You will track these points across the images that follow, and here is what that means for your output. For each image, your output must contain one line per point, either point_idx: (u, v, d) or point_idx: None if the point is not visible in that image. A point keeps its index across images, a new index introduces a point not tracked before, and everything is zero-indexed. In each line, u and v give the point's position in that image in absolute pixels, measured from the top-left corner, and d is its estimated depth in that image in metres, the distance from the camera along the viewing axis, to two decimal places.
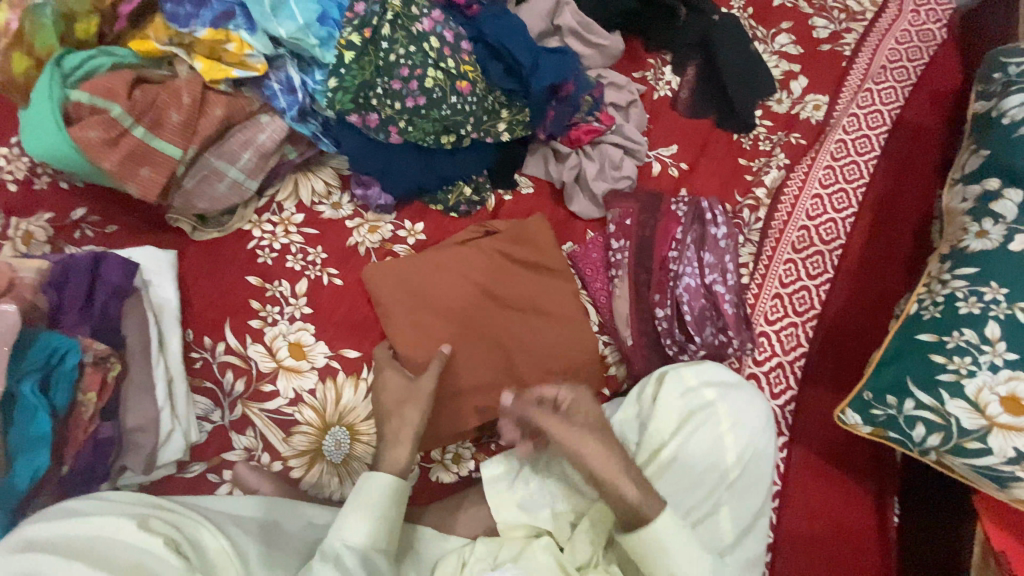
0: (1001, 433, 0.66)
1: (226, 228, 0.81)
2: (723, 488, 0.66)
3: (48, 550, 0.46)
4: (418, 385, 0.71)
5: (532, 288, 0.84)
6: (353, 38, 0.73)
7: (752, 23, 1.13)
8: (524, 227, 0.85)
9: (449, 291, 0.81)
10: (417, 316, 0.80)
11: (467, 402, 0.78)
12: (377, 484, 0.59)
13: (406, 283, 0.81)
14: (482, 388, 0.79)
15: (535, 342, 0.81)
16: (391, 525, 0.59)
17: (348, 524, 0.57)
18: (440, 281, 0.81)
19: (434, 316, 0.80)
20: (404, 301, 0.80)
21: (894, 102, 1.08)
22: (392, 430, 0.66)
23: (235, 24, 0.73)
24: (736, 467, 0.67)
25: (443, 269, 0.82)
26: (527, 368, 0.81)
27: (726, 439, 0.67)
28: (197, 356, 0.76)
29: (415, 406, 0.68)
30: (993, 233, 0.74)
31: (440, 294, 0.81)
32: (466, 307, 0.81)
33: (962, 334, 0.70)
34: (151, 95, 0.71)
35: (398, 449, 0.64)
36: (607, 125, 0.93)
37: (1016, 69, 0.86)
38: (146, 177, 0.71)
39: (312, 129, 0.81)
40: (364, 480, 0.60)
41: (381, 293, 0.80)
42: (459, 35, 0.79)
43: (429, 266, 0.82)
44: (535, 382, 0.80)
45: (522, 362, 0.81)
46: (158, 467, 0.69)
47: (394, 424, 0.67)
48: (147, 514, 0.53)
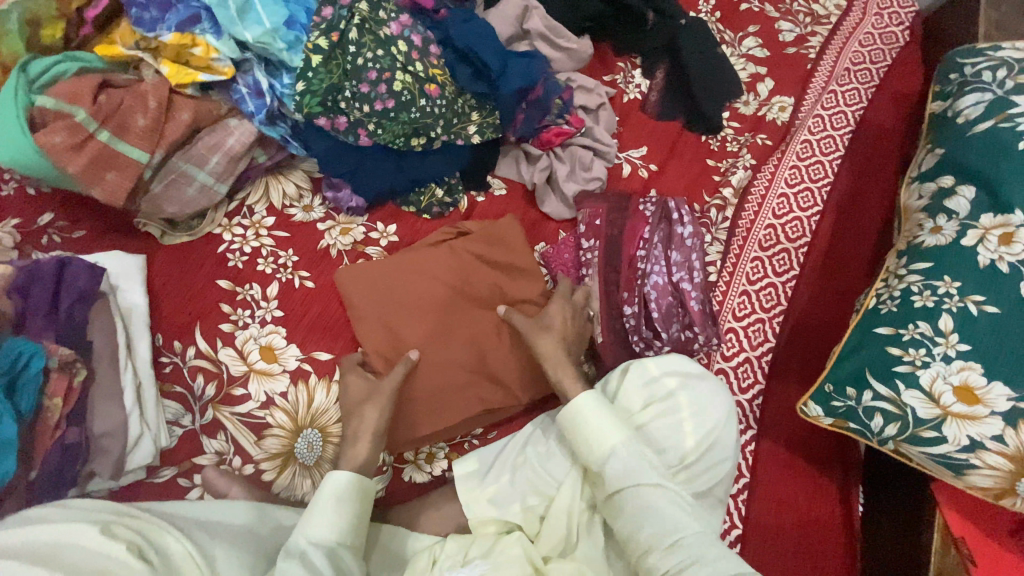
0: (955, 422, 0.68)
1: (196, 233, 0.81)
2: (681, 467, 0.69)
3: (11, 554, 0.45)
4: (380, 385, 0.73)
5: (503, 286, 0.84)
6: (321, 42, 0.74)
7: (720, 27, 1.15)
8: (496, 227, 0.86)
9: (420, 291, 0.82)
10: (388, 315, 0.80)
11: (437, 403, 0.78)
12: (338, 485, 0.62)
13: (376, 284, 0.81)
14: (451, 388, 0.79)
15: (504, 341, 0.82)
16: (355, 522, 0.61)
17: (316, 520, 0.59)
18: (411, 282, 0.82)
19: (406, 316, 0.81)
20: (375, 302, 0.80)
21: (858, 103, 1.11)
22: (354, 427, 0.70)
23: (200, 28, 0.74)
24: (696, 449, 0.70)
25: (417, 270, 0.83)
26: (497, 366, 0.81)
27: (686, 427, 0.70)
28: (167, 360, 0.76)
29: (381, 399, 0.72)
30: (947, 229, 0.77)
31: (410, 295, 0.81)
32: (437, 308, 0.82)
33: (917, 327, 0.72)
34: (118, 99, 0.71)
35: (358, 445, 0.68)
36: (577, 127, 0.94)
37: (971, 69, 0.89)
38: (112, 181, 0.71)
39: (281, 132, 0.80)
40: (325, 482, 0.62)
41: (352, 294, 0.80)
42: (427, 39, 0.80)
43: (402, 267, 0.82)
44: (505, 379, 0.81)
45: (491, 360, 0.81)
46: (126, 472, 0.68)
47: (356, 421, 0.70)
48: (111, 520, 0.53)
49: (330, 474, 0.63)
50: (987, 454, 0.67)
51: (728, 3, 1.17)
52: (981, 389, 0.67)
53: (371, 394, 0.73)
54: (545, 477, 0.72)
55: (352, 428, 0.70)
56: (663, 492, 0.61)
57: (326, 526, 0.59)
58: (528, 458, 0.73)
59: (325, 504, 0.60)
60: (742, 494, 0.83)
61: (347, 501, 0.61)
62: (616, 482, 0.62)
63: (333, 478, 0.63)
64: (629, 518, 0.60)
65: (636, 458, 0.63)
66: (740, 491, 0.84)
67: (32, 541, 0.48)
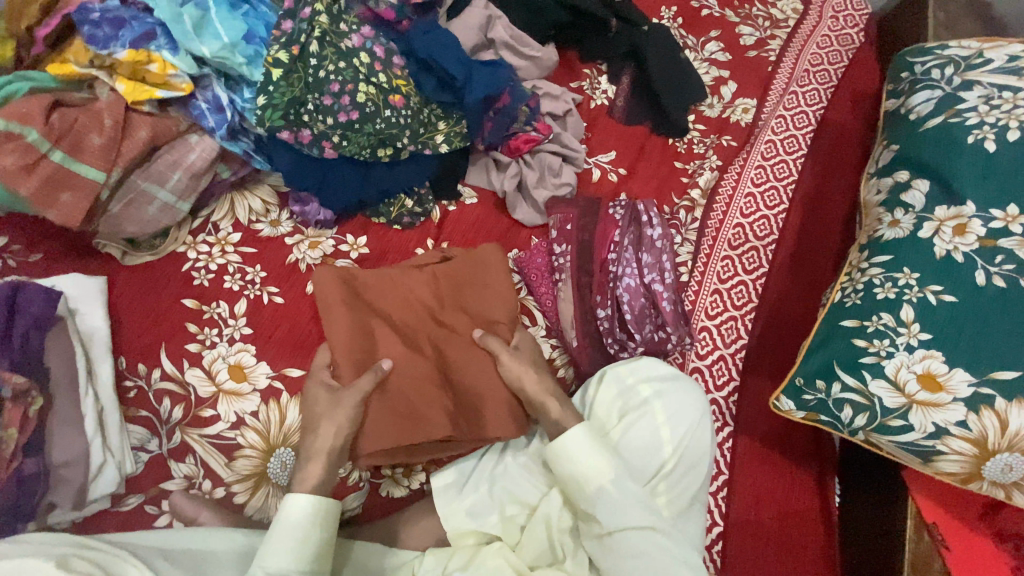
0: (920, 410, 0.70)
1: (160, 252, 0.79)
2: (661, 480, 0.70)
3: None
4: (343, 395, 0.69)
5: (482, 301, 0.80)
6: (281, 56, 0.73)
7: (683, 32, 1.18)
8: (483, 249, 0.82)
9: (398, 296, 0.78)
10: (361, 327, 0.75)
11: (405, 422, 0.71)
12: (296, 507, 0.62)
13: (355, 282, 0.77)
14: (422, 405, 0.73)
15: (479, 359, 0.76)
16: (315, 549, 0.61)
17: (273, 547, 0.58)
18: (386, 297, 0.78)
19: (379, 319, 0.76)
20: (351, 300, 0.75)
21: (818, 103, 1.14)
22: (309, 445, 0.67)
23: (156, 44, 0.72)
24: (672, 459, 0.71)
25: (396, 285, 0.78)
26: (470, 381, 0.76)
27: (662, 432, 0.72)
28: (131, 384, 0.74)
29: (340, 415, 0.68)
30: (904, 222, 0.79)
31: (383, 309, 0.77)
32: (414, 319, 0.77)
33: (881, 318, 0.74)
34: (71, 119, 0.69)
35: (312, 464, 0.66)
36: (545, 134, 0.94)
37: (921, 67, 0.92)
38: (67, 203, 0.69)
39: (244, 148, 0.80)
40: (283, 504, 0.62)
41: (325, 301, 0.74)
42: (390, 50, 0.80)
43: (378, 281, 0.78)
44: (478, 395, 0.75)
45: (462, 377, 0.76)
46: (89, 502, 0.66)
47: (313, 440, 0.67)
48: (69, 553, 0.51)
49: (287, 496, 0.63)
50: (952, 439, 0.69)
51: (688, 9, 1.20)
52: (943, 376, 0.69)
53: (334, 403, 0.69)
54: (523, 486, 0.73)
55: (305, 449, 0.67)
56: (651, 535, 0.62)
57: (285, 554, 0.58)
58: (507, 465, 0.75)
59: (280, 527, 0.60)
60: (722, 491, 0.84)
61: (304, 522, 0.61)
62: (607, 523, 0.63)
63: (291, 501, 0.62)
64: (621, 559, 0.62)
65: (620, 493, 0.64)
66: (719, 489, 0.85)
67: None
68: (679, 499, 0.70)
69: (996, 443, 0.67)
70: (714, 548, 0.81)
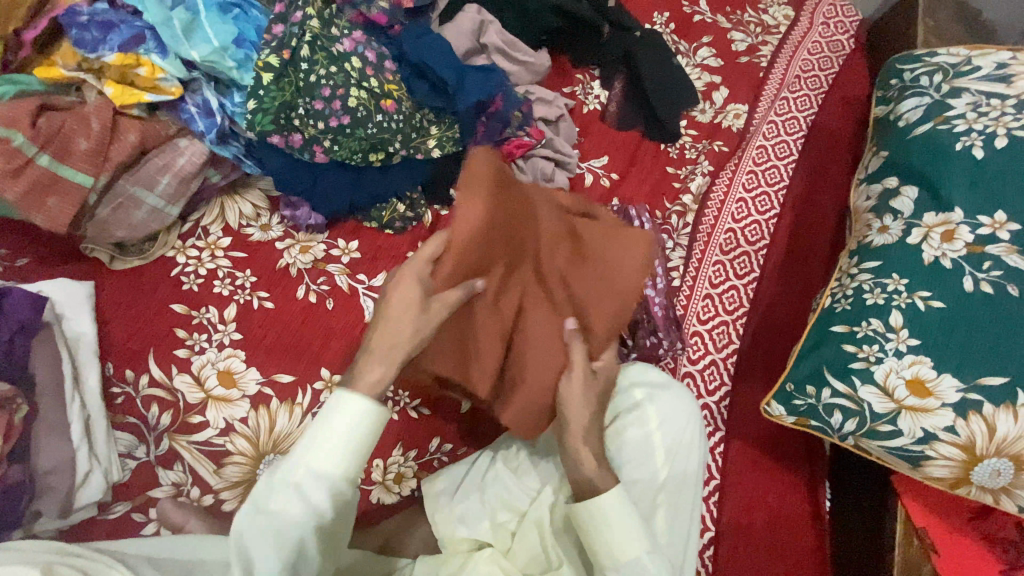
0: (910, 415, 0.70)
1: (148, 256, 0.78)
2: (655, 488, 0.69)
3: None
4: (428, 314, 0.57)
5: (607, 295, 0.64)
6: (271, 60, 0.72)
7: (675, 38, 1.18)
8: (623, 246, 0.65)
9: (526, 230, 0.64)
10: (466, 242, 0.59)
11: (450, 355, 0.63)
12: (348, 410, 0.50)
13: (503, 195, 0.61)
14: (482, 343, 0.64)
15: (555, 351, 0.64)
16: (366, 454, 0.51)
17: (317, 444, 0.49)
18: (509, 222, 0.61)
19: (506, 239, 0.62)
20: (495, 207, 0.59)
21: (809, 108, 1.15)
22: (370, 341, 0.57)
23: (145, 48, 0.72)
24: (665, 467, 0.71)
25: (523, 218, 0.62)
26: (533, 360, 0.64)
27: (654, 437, 0.72)
28: (119, 390, 0.73)
29: (411, 332, 0.56)
30: (893, 228, 0.80)
31: (516, 231, 0.62)
32: (525, 258, 0.64)
33: (870, 324, 0.75)
34: (58, 123, 0.68)
35: (370, 369, 0.54)
36: (538, 139, 0.94)
37: (910, 74, 0.93)
38: (54, 207, 0.68)
39: (234, 152, 0.79)
40: (334, 402, 0.51)
41: (466, 183, 0.59)
42: (381, 55, 0.80)
43: (521, 206, 0.63)
44: (529, 383, 0.64)
45: (528, 345, 0.64)
46: (75, 510, 0.65)
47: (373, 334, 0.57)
48: (54, 560, 0.51)
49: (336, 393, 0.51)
50: (941, 445, 0.69)
51: (680, 14, 1.21)
52: (931, 382, 0.70)
53: (419, 306, 0.57)
54: (514, 491, 0.73)
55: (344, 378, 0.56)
56: None
57: (333, 459, 0.49)
58: (498, 471, 0.74)
59: (328, 430, 0.49)
60: (714, 496, 0.85)
61: (355, 429, 0.50)
62: None
63: (339, 400, 0.51)
64: None
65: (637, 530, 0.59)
66: (711, 494, 0.85)
67: None
68: (676, 501, 0.70)
69: (984, 448, 0.67)
70: (706, 553, 0.81)
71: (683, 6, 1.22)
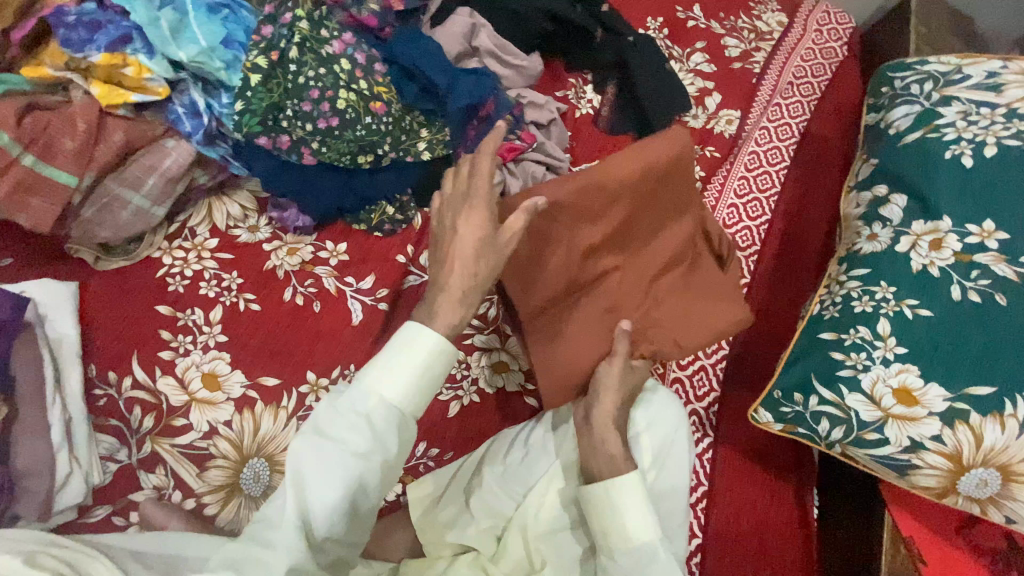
0: (896, 424, 0.70)
1: (134, 257, 0.78)
2: None
3: None
4: (506, 250, 0.60)
5: (673, 319, 0.71)
6: (259, 61, 0.72)
7: (669, 43, 1.18)
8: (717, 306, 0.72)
9: (634, 227, 0.70)
10: (578, 199, 0.65)
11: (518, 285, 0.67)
12: (419, 342, 0.55)
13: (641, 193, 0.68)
14: (543, 286, 0.68)
15: (602, 335, 0.69)
16: (432, 382, 0.56)
17: (389, 375, 0.54)
18: (625, 202, 0.67)
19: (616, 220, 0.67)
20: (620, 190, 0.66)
21: (802, 115, 1.15)
22: (454, 249, 0.59)
23: (132, 48, 0.71)
24: (652, 468, 0.71)
25: (646, 206, 0.68)
26: (580, 326, 0.70)
27: (642, 439, 0.72)
28: (101, 393, 0.73)
29: (489, 258, 0.59)
30: (882, 236, 0.80)
31: (629, 220, 0.69)
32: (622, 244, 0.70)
33: (858, 332, 0.75)
34: (44, 122, 0.68)
35: (450, 305, 0.58)
36: (529, 143, 0.95)
37: (901, 82, 0.93)
38: (38, 207, 0.68)
39: (222, 153, 0.78)
40: (406, 331, 0.56)
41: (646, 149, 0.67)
42: (371, 57, 0.79)
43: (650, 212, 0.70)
44: (566, 348, 0.69)
45: (594, 316, 0.70)
46: (55, 513, 0.65)
47: (447, 273, 0.59)
48: (38, 549, 0.50)
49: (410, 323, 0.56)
50: (927, 454, 0.69)
51: (674, 20, 1.21)
52: (919, 391, 0.70)
53: (498, 239, 0.60)
54: (499, 497, 0.72)
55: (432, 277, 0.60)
56: None
57: (405, 389, 0.54)
58: (483, 476, 0.72)
59: (400, 359, 0.54)
60: (701, 503, 0.84)
61: (425, 358, 0.55)
62: None
63: (414, 328, 0.56)
64: None
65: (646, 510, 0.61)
66: (698, 501, 0.84)
67: None
68: (663, 506, 0.70)
69: (971, 458, 0.67)
70: (693, 561, 0.81)
71: (677, 11, 1.22)
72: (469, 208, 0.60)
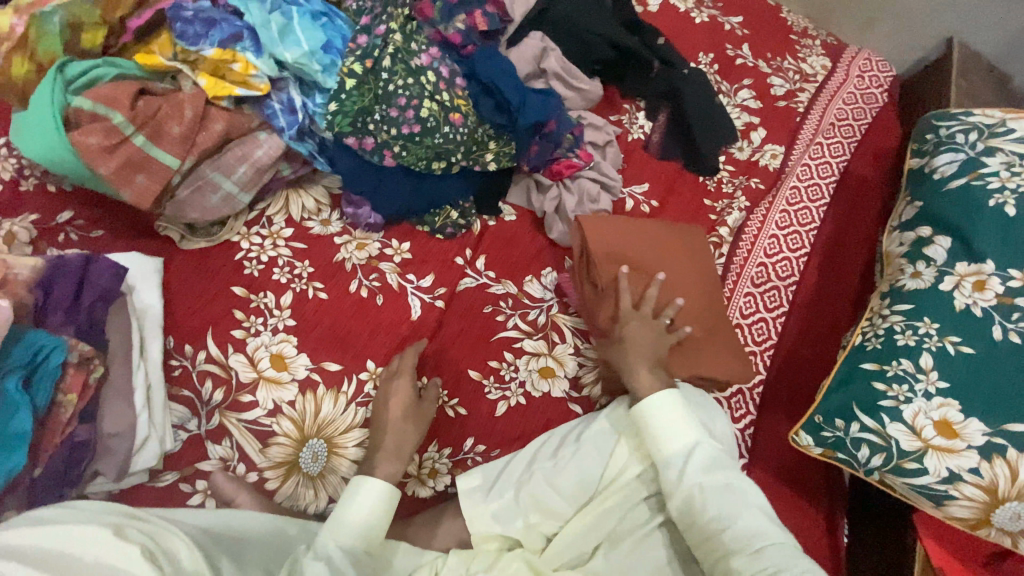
0: (936, 454, 0.73)
1: (215, 240, 0.83)
2: None
3: (25, 559, 0.44)
4: (422, 406, 0.77)
5: (700, 351, 0.86)
6: (355, 67, 0.79)
7: (718, 78, 1.24)
8: (728, 355, 0.87)
9: (682, 275, 0.90)
10: (633, 238, 0.89)
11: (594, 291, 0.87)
12: (368, 488, 0.68)
13: (682, 256, 0.91)
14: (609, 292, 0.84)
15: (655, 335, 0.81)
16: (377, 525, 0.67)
17: (338, 529, 0.65)
18: (660, 252, 0.90)
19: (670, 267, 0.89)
20: (668, 254, 0.91)
21: (842, 155, 1.19)
22: (381, 417, 0.75)
23: (242, 45, 0.77)
24: None
25: (675, 258, 0.90)
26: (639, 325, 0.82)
27: None
28: (177, 363, 0.77)
29: (409, 427, 0.75)
30: (925, 274, 0.83)
31: (677, 269, 0.90)
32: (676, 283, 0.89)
33: (900, 363, 0.78)
34: (155, 107, 0.73)
35: (389, 460, 0.72)
36: (586, 161, 0.98)
37: (946, 131, 0.96)
38: (141, 184, 0.73)
39: (309, 149, 0.84)
40: (355, 483, 0.69)
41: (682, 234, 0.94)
42: (454, 72, 0.85)
43: (689, 269, 0.91)
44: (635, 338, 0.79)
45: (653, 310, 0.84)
46: (130, 474, 0.68)
47: (382, 435, 0.74)
48: (122, 522, 0.52)
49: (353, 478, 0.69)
50: (964, 485, 0.72)
51: (724, 56, 1.26)
52: (958, 424, 0.73)
53: (416, 406, 0.77)
54: (551, 495, 0.75)
55: (376, 419, 0.76)
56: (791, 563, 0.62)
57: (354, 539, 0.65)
58: (536, 474, 0.75)
59: (352, 503, 0.67)
60: None
61: (376, 497, 0.68)
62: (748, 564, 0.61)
63: (357, 481, 0.69)
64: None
65: (788, 559, 0.59)
66: None
67: (41, 546, 0.47)
68: None
69: (1007, 490, 0.70)
70: None
71: (727, 49, 1.27)
72: (396, 385, 0.78)
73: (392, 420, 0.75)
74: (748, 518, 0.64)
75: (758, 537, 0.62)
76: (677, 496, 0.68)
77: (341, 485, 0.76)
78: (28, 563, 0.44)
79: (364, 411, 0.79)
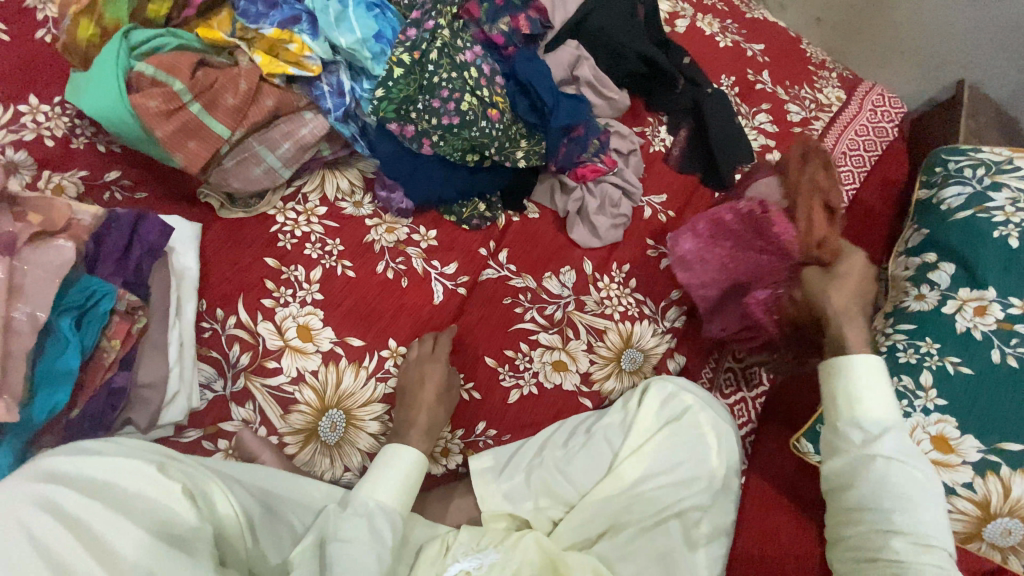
0: (932, 468, 0.77)
1: (253, 211, 0.86)
2: (709, 491, 0.78)
3: (78, 487, 0.48)
4: (449, 390, 0.80)
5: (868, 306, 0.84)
6: (403, 58, 0.82)
7: (738, 100, 1.29)
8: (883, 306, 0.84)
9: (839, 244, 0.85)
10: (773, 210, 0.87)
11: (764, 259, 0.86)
12: (404, 457, 0.72)
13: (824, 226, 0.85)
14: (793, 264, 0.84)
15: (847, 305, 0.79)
16: (410, 487, 0.71)
17: (377, 484, 0.69)
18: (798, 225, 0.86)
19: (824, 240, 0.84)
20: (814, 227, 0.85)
21: (852, 184, 1.24)
22: (413, 397, 0.78)
23: (299, 28, 0.82)
24: (722, 468, 0.80)
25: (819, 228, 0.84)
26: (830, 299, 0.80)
27: (707, 440, 0.80)
28: (207, 326, 0.79)
29: (439, 408, 0.78)
30: (929, 297, 0.87)
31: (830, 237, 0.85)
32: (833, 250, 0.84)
33: (901, 380, 0.82)
34: (212, 78, 0.77)
35: (416, 433, 0.76)
36: (610, 167, 1.02)
37: (954, 165, 1.01)
38: (193, 149, 0.76)
39: (351, 131, 0.87)
40: (393, 450, 0.73)
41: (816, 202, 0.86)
42: (494, 70, 0.89)
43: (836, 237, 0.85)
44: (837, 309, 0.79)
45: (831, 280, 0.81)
46: (158, 427, 0.70)
47: (416, 413, 0.77)
48: (163, 460, 0.56)
49: (389, 447, 0.73)
50: (957, 499, 0.75)
51: (745, 80, 1.31)
52: (955, 440, 0.77)
53: (444, 389, 0.80)
54: (560, 481, 0.78)
55: (410, 396, 0.78)
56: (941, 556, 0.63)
57: (385, 496, 0.69)
58: (545, 458, 0.79)
59: (385, 468, 0.71)
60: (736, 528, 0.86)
61: (407, 460, 0.72)
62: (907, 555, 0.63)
63: (395, 449, 0.73)
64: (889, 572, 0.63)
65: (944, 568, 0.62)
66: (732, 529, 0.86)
67: (86, 477, 0.50)
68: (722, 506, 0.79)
69: (998, 507, 0.73)
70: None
71: (748, 73, 1.32)
72: (429, 366, 0.80)
73: (425, 399, 0.77)
74: (919, 510, 0.65)
75: (930, 534, 0.64)
76: (853, 455, 0.70)
77: (356, 456, 0.79)
78: (83, 489, 0.48)
79: (382, 387, 0.82)
